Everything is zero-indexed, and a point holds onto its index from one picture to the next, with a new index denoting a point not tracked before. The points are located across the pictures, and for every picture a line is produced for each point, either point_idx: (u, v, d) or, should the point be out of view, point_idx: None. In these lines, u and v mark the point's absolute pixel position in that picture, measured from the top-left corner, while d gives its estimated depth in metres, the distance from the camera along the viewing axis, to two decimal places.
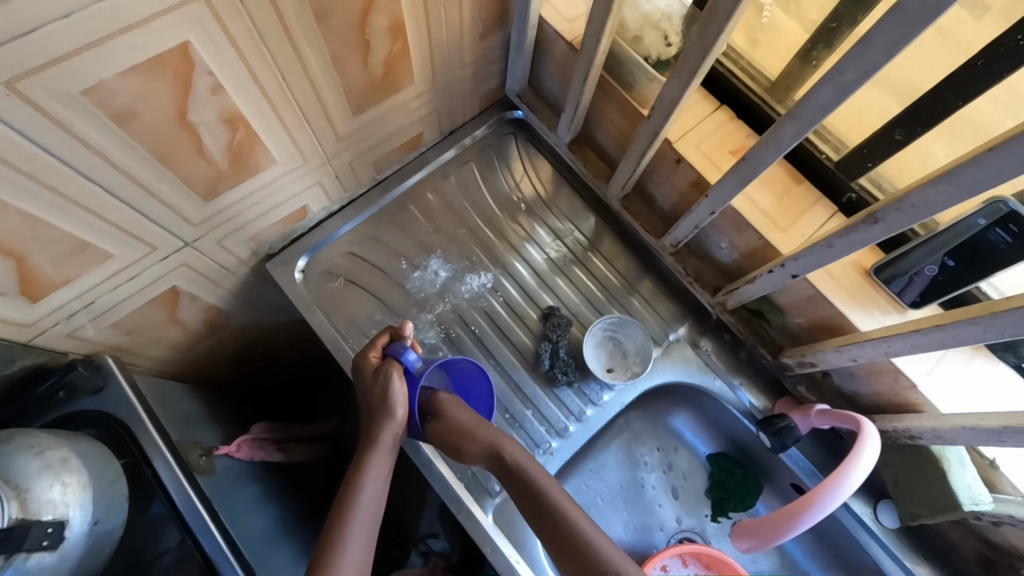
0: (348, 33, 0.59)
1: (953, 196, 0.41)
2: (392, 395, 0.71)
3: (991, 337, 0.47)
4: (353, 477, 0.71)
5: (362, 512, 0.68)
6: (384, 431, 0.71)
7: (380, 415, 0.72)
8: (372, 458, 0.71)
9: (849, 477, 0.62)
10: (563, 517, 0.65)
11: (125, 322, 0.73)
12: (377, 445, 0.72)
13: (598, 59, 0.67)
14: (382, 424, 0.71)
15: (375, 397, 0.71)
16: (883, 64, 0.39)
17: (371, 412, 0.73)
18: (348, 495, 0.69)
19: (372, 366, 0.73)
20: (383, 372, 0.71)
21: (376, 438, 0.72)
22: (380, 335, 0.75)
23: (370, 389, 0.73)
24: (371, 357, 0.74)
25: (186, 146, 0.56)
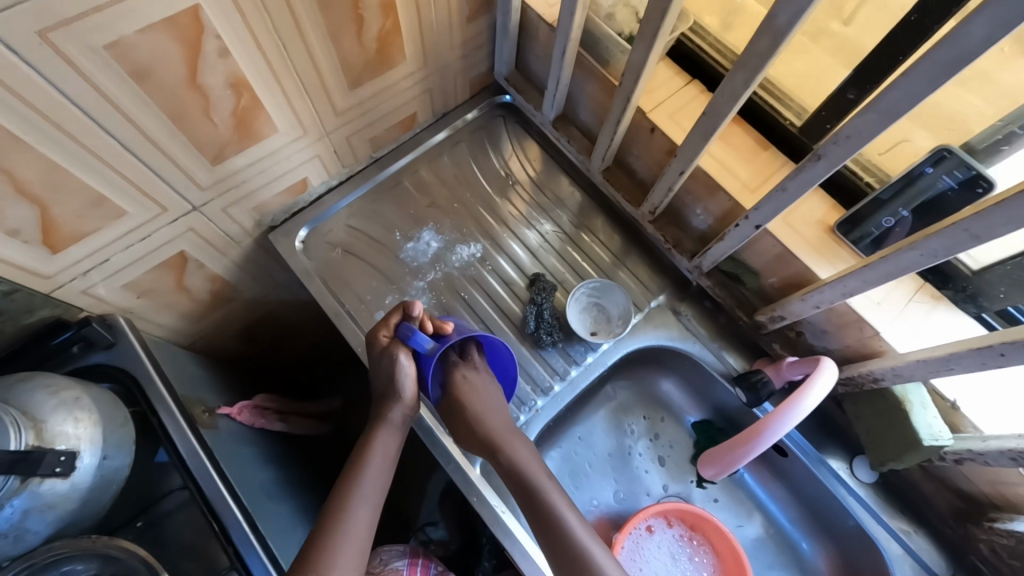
0: (344, 7, 0.65)
1: (881, 123, 0.46)
2: (402, 377, 0.75)
3: (929, 260, 0.51)
4: (361, 452, 0.76)
5: (368, 485, 0.74)
6: (394, 411, 0.76)
7: (390, 396, 0.76)
8: (380, 436, 0.76)
9: (802, 400, 0.69)
10: (544, 499, 0.72)
11: (136, 283, 0.78)
12: (385, 422, 0.77)
13: (574, 33, 0.73)
14: (392, 404, 0.76)
15: (386, 377, 0.76)
16: (808, 4, 0.44)
17: (381, 390, 0.78)
18: (357, 469, 0.75)
19: (382, 345, 0.76)
20: (394, 355, 0.75)
21: (385, 417, 0.77)
22: (392, 313, 0.78)
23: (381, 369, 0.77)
24: (383, 338, 0.77)
25: (196, 106, 0.62)
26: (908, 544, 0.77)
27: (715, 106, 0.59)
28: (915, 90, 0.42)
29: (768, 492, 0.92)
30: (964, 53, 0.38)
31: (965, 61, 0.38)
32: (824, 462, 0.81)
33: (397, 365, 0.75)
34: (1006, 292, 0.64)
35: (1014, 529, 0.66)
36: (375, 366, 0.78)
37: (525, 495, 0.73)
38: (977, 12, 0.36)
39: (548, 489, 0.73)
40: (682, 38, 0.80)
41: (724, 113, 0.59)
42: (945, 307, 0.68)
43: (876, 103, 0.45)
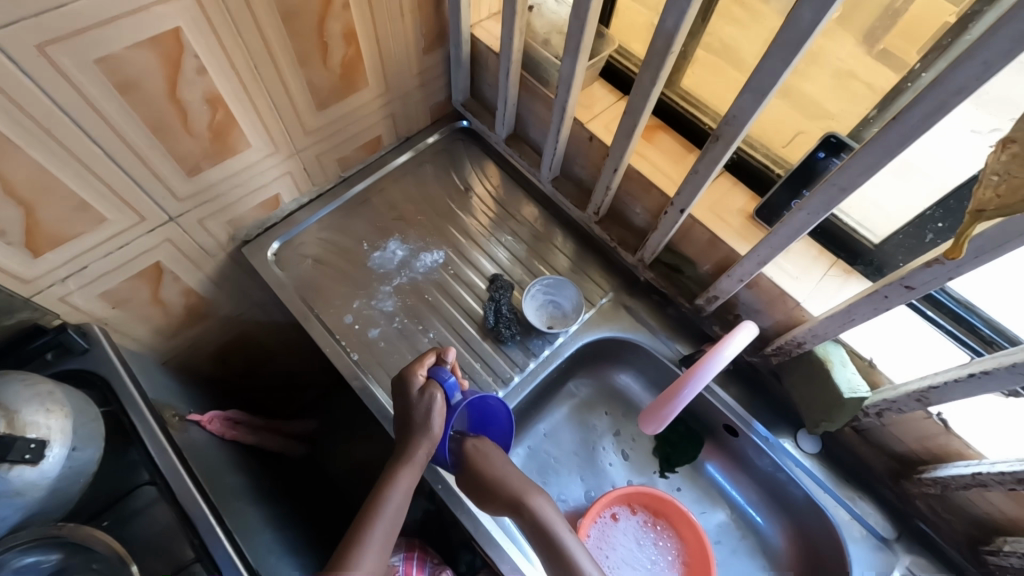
0: (310, 36, 0.74)
1: (757, 101, 0.55)
2: (434, 414, 0.77)
3: (815, 219, 0.59)
4: (381, 490, 0.76)
5: (385, 522, 0.74)
6: (415, 452, 0.76)
7: (413, 435, 0.76)
8: (400, 477, 0.75)
9: (723, 348, 0.74)
10: (562, 547, 0.73)
11: (112, 293, 0.82)
12: (405, 462, 0.76)
13: (515, 57, 0.84)
14: (413, 442, 0.76)
15: (420, 413, 0.76)
16: (686, 7, 0.54)
17: (405, 428, 0.78)
18: (375, 505, 0.75)
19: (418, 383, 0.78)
20: (429, 395, 0.77)
21: (406, 457, 0.76)
22: (426, 355, 0.82)
23: (412, 404, 0.77)
24: (418, 378, 0.79)
25: (175, 119, 0.70)
26: (854, 510, 0.82)
27: (633, 106, 0.69)
28: (774, 69, 0.52)
29: (726, 475, 0.96)
30: (800, 33, 0.47)
31: (802, 39, 0.48)
32: (761, 430, 0.86)
33: (430, 402, 0.77)
34: (902, 260, 0.72)
35: (937, 475, 0.71)
36: (404, 403, 0.79)
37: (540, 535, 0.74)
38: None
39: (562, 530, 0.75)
40: (610, 60, 0.91)
41: (639, 110, 0.69)
42: (856, 279, 0.76)
43: (750, 84, 0.55)
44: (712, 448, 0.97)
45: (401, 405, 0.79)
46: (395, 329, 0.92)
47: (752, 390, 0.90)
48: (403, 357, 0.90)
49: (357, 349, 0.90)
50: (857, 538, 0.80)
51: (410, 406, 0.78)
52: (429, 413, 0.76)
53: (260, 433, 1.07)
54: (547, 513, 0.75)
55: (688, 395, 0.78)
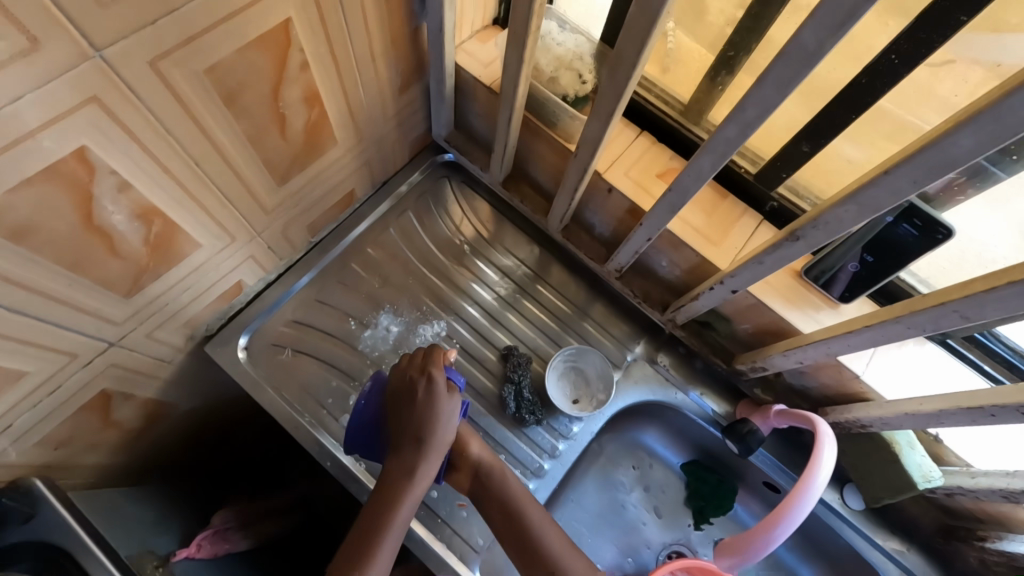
0: (261, 111, 0.57)
1: (863, 214, 0.45)
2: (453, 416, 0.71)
3: (915, 332, 0.50)
4: (386, 507, 0.65)
5: (391, 546, 0.64)
6: (431, 464, 0.69)
7: (430, 446, 0.69)
8: (412, 492, 0.67)
9: (819, 477, 0.62)
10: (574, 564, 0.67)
11: (52, 436, 0.67)
12: (419, 476, 0.68)
13: (518, 103, 0.69)
14: (431, 450, 0.69)
15: (444, 417, 0.70)
16: (779, 100, 0.42)
17: (417, 437, 0.69)
18: (378, 521, 0.65)
19: (442, 382, 0.71)
20: (452, 401, 0.71)
21: (418, 470, 0.68)
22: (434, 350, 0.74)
23: (438, 407, 0.69)
24: (440, 382, 0.71)
25: (97, 248, 0.52)
26: (903, 563, 0.78)
27: (681, 184, 0.57)
28: (898, 188, 0.40)
29: None
30: (951, 159, 0.36)
31: (953, 166, 0.37)
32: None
33: (453, 403, 0.71)
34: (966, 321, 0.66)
35: (1004, 549, 0.69)
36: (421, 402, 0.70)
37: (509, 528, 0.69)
38: (966, 121, 0.34)
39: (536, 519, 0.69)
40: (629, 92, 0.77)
41: (691, 189, 0.57)
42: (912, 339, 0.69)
43: (857, 196, 0.43)
44: (746, 496, 0.93)
45: (411, 411, 0.69)
46: None
47: (794, 448, 0.85)
48: None
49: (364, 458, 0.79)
50: None
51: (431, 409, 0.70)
52: (450, 421, 0.70)
53: (253, 527, 0.91)
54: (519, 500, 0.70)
55: (787, 530, 0.64)
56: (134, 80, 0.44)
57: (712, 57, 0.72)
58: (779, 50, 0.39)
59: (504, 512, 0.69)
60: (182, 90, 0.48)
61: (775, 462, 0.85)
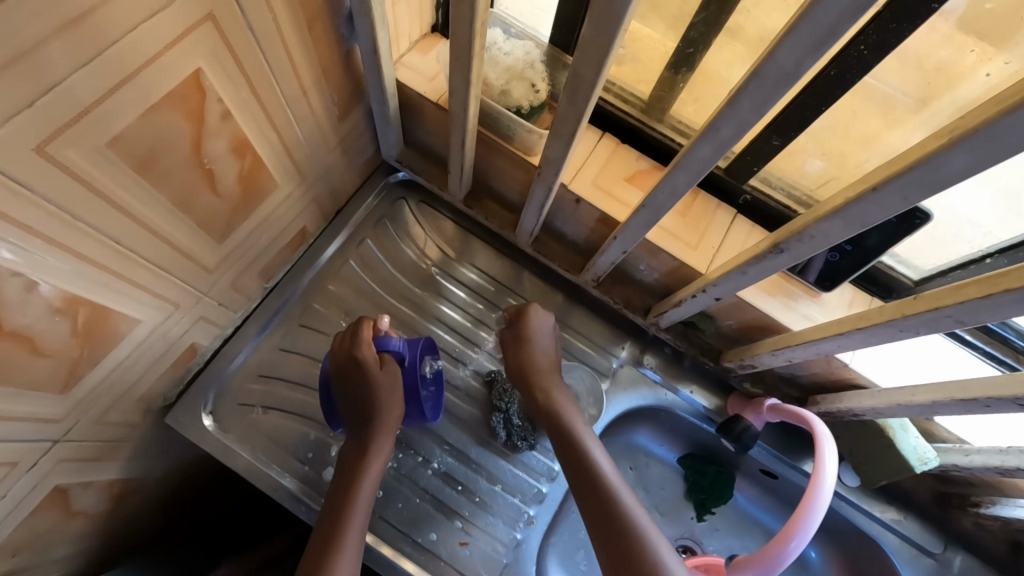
0: (186, 172, 0.51)
1: (851, 226, 0.42)
2: (395, 387, 0.70)
3: (908, 334, 0.49)
4: (345, 487, 0.65)
5: (359, 524, 0.63)
6: (382, 437, 0.69)
7: (378, 419, 0.69)
8: (369, 467, 0.67)
9: (828, 479, 0.61)
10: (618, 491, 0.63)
11: (7, 544, 0.59)
12: (373, 451, 0.68)
13: (470, 123, 0.64)
14: (379, 427, 0.69)
15: (385, 393, 0.69)
16: (756, 119, 0.39)
17: (363, 414, 0.68)
18: (342, 507, 0.64)
19: (375, 360, 0.69)
20: (388, 371, 0.70)
21: (371, 446, 0.68)
22: (363, 326, 0.71)
23: (374, 386, 0.68)
24: (369, 354, 0.69)
25: (17, 353, 0.46)
26: (902, 532, 0.80)
27: (654, 200, 0.54)
28: (888, 204, 0.38)
29: (761, 507, 0.93)
30: (944, 177, 0.34)
31: (947, 183, 0.35)
32: (799, 468, 0.83)
33: (392, 378, 0.70)
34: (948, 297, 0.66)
35: (999, 514, 0.72)
36: (357, 383, 0.68)
37: (588, 489, 0.64)
38: (959, 139, 0.31)
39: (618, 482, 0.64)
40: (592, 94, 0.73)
41: (665, 205, 0.54)
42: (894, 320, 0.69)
43: (844, 211, 0.41)
44: (744, 482, 0.93)
45: (350, 390, 0.69)
46: (391, 471, 0.77)
47: (790, 435, 0.85)
48: (413, 505, 0.76)
49: None
50: (909, 560, 0.79)
51: (368, 390, 0.68)
52: (392, 392, 0.70)
53: None
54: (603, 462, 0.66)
55: (800, 544, 0.60)
56: (22, 172, 0.37)
57: (672, 44, 0.66)
58: (752, 69, 0.35)
59: (584, 472, 0.65)
60: (84, 170, 0.41)
61: (774, 453, 0.84)
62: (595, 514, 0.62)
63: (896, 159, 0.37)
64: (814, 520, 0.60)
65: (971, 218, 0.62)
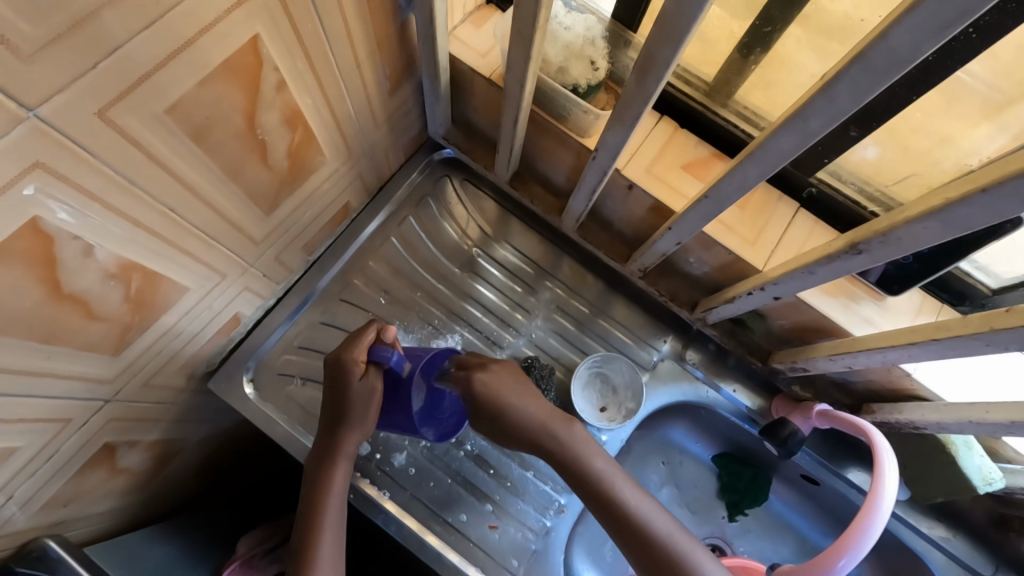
0: (237, 143, 0.50)
1: (946, 231, 0.39)
2: (374, 403, 0.65)
3: (994, 350, 0.45)
4: (315, 493, 0.64)
5: (333, 534, 0.63)
6: (351, 443, 0.65)
7: (345, 427, 0.65)
8: (337, 471, 0.65)
9: (887, 495, 0.58)
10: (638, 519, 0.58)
11: (59, 496, 0.61)
12: (341, 455, 0.65)
13: (525, 101, 0.61)
14: (346, 434, 0.65)
15: (356, 405, 0.64)
16: (852, 109, 0.36)
17: (332, 418, 0.65)
18: (313, 510, 0.64)
19: (357, 374, 0.63)
20: (370, 383, 0.64)
21: (339, 450, 0.65)
22: (365, 332, 0.66)
23: (347, 398, 0.64)
24: (355, 365, 0.64)
25: (73, 316, 0.46)
26: (949, 550, 0.76)
27: (720, 191, 0.51)
28: (997, 208, 0.35)
29: (798, 513, 0.90)
30: None
31: None
32: (843, 477, 0.80)
33: (371, 390, 0.64)
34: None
35: None
36: (336, 392, 0.64)
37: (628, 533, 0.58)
38: None
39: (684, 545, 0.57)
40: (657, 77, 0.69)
41: (731, 197, 0.51)
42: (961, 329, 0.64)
43: (941, 213, 0.37)
44: (781, 486, 0.90)
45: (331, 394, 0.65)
46: (425, 450, 0.77)
47: (835, 442, 0.82)
48: (445, 485, 0.76)
49: (386, 485, 0.74)
50: None
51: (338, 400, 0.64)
52: (367, 403, 0.64)
53: (280, 552, 0.86)
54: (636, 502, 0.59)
55: (849, 564, 0.58)
56: (83, 138, 0.37)
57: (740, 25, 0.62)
58: (857, 52, 0.32)
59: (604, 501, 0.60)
60: (141, 136, 0.41)
61: (818, 460, 0.81)
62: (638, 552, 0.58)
63: (1012, 160, 0.33)
64: (868, 540, 0.57)
65: None
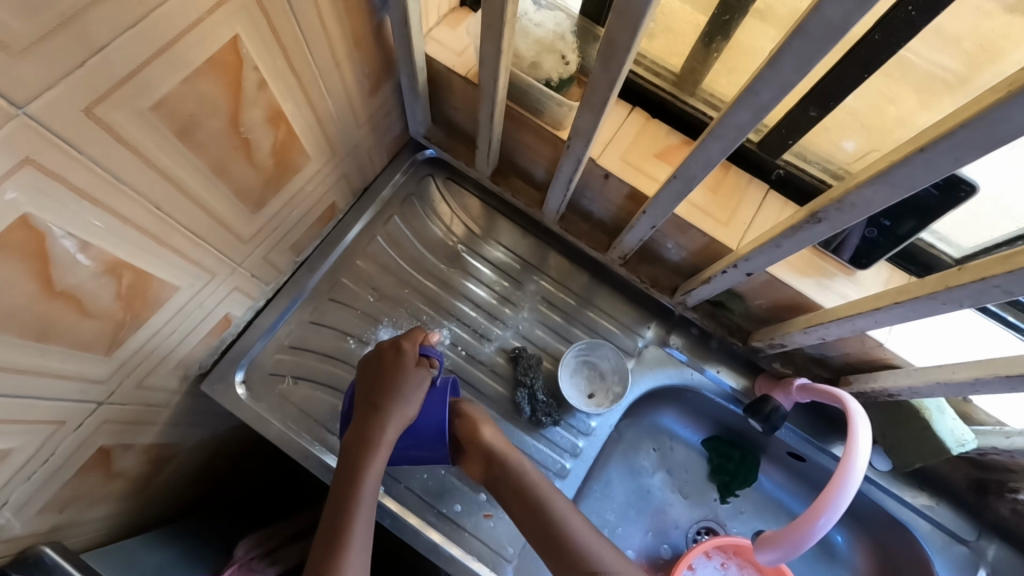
0: (222, 141, 0.52)
1: (893, 192, 0.41)
2: (415, 395, 0.66)
3: (951, 307, 0.48)
4: (350, 483, 0.63)
5: (363, 527, 0.62)
6: (390, 433, 0.64)
7: (387, 414, 0.64)
8: (373, 459, 0.63)
9: (857, 460, 0.60)
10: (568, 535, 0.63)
11: (55, 500, 0.62)
12: (378, 443, 0.64)
13: (500, 95, 0.63)
14: (387, 423, 0.64)
15: (405, 393, 0.65)
16: (798, 79, 0.38)
17: (376, 403, 0.65)
18: (347, 496, 0.63)
19: (411, 364, 0.67)
20: (422, 375, 0.67)
21: (377, 439, 0.64)
22: (415, 331, 0.71)
23: (399, 386, 0.65)
24: (408, 356, 0.67)
25: (67, 313, 0.48)
26: (933, 518, 0.78)
27: (687, 171, 0.53)
28: (936, 165, 0.37)
29: (787, 491, 0.92)
30: (998, 135, 0.33)
31: (1001, 140, 0.34)
32: (829, 452, 0.82)
33: (421, 383, 0.67)
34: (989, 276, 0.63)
35: None
36: (387, 380, 0.66)
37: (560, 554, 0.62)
38: (1016, 92, 0.30)
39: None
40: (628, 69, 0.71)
41: (698, 176, 0.53)
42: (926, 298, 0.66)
43: (887, 175, 0.40)
44: (769, 466, 0.92)
45: (379, 383, 0.66)
46: None
47: (818, 419, 0.84)
48: (438, 476, 0.77)
49: (381, 479, 0.75)
50: (942, 548, 0.76)
51: (390, 388, 0.65)
52: (415, 393, 0.66)
53: (280, 553, 0.86)
54: (572, 521, 0.64)
55: (828, 522, 0.60)
56: (74, 134, 0.39)
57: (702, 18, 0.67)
58: (795, 25, 0.35)
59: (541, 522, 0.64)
60: (128, 133, 0.43)
61: (803, 436, 0.83)
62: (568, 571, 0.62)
63: (946, 119, 0.36)
64: (842, 501, 0.60)
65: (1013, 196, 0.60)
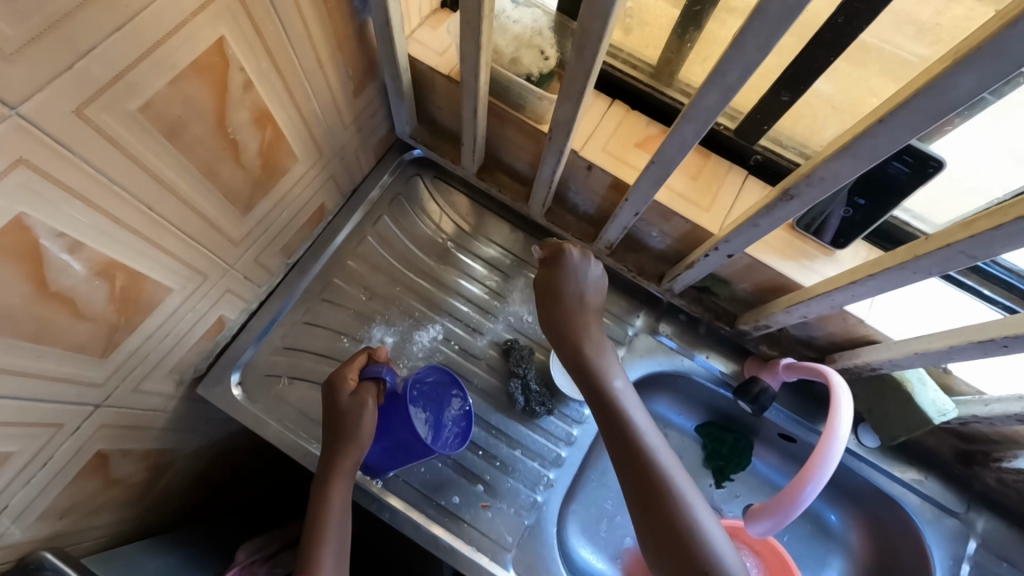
0: (210, 141, 0.53)
1: (859, 164, 0.43)
2: (364, 417, 0.66)
3: (921, 276, 0.49)
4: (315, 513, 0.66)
5: (336, 538, 0.65)
6: (344, 463, 0.66)
7: (339, 445, 0.67)
8: (334, 487, 0.66)
9: (840, 429, 0.62)
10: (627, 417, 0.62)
11: (54, 507, 0.62)
12: (336, 472, 0.66)
13: (481, 91, 0.64)
14: (340, 453, 0.67)
15: (348, 422, 0.66)
16: (762, 59, 0.40)
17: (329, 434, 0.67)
18: (314, 526, 0.65)
19: (349, 391, 0.67)
20: (360, 399, 0.67)
21: (335, 467, 0.66)
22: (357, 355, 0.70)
23: (340, 415, 0.67)
24: (345, 385, 0.68)
25: (61, 315, 0.48)
26: (923, 492, 0.79)
27: (665, 155, 0.55)
28: (896, 135, 0.39)
29: (780, 472, 0.93)
30: (949, 102, 0.35)
31: (951, 107, 0.35)
32: (817, 431, 0.83)
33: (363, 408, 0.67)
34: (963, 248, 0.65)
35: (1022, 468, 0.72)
36: (331, 411, 0.68)
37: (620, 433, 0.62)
38: (964, 60, 0.32)
39: (692, 500, 0.57)
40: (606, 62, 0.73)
41: (676, 160, 0.55)
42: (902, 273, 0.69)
43: (852, 147, 0.42)
44: (762, 449, 0.93)
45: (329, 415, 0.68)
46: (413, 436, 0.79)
47: (807, 398, 0.85)
48: (434, 469, 0.77)
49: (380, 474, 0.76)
50: (932, 520, 0.78)
51: (335, 419, 0.67)
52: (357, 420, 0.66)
53: (280, 558, 0.86)
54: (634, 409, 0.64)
55: (815, 490, 0.61)
56: (65, 136, 0.40)
57: (677, 11, 0.69)
58: (755, 6, 0.36)
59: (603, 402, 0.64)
60: (117, 134, 0.44)
61: (791, 416, 0.85)
62: (627, 455, 0.60)
63: (902, 90, 0.38)
64: (825, 470, 0.62)
65: (980, 170, 0.62)
